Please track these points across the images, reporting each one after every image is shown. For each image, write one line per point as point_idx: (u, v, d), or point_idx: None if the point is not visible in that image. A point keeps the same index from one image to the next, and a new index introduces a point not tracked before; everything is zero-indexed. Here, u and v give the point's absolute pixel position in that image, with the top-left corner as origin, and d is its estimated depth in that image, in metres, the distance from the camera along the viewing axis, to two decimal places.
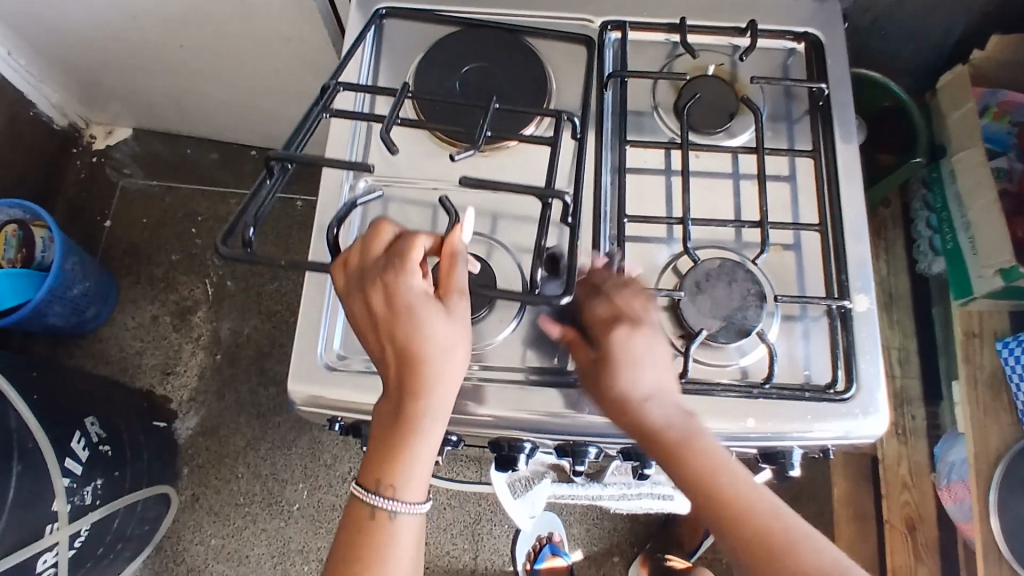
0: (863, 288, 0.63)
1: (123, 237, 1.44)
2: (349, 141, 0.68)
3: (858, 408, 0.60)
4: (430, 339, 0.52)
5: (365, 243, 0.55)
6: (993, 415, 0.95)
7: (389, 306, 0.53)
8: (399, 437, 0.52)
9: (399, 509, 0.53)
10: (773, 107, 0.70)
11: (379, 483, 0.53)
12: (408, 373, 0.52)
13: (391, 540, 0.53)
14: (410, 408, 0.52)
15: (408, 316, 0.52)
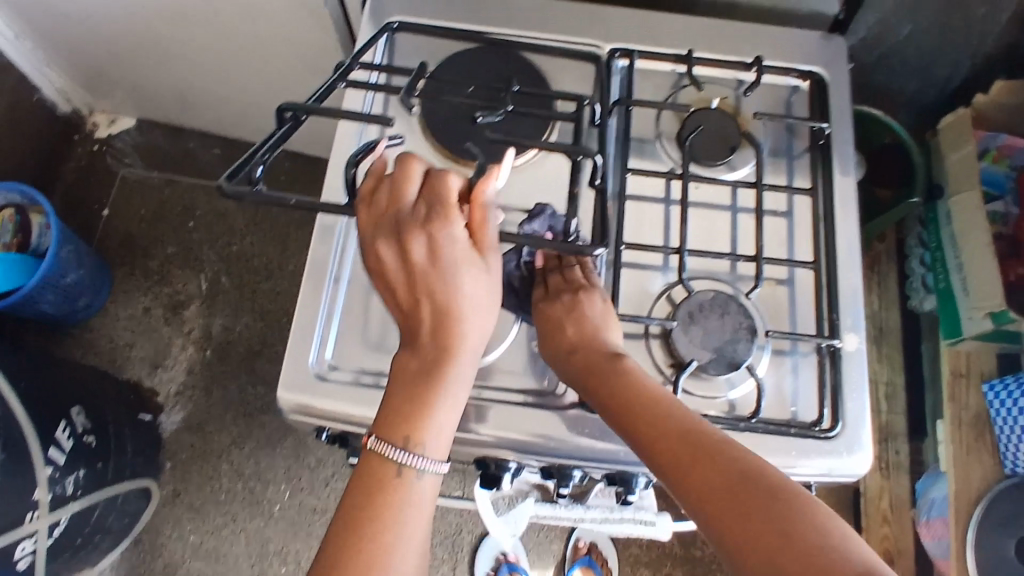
0: (853, 328, 0.64)
1: (120, 227, 1.43)
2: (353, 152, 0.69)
3: (843, 446, 0.61)
4: (469, 291, 0.53)
5: (395, 181, 0.54)
6: (977, 455, 0.97)
7: (431, 255, 0.52)
8: (432, 387, 0.52)
9: (427, 465, 0.52)
10: (775, 142, 0.71)
11: (408, 434, 0.51)
12: (445, 323, 0.52)
13: (412, 498, 0.52)
14: (445, 359, 0.52)
15: (449, 267, 0.52)
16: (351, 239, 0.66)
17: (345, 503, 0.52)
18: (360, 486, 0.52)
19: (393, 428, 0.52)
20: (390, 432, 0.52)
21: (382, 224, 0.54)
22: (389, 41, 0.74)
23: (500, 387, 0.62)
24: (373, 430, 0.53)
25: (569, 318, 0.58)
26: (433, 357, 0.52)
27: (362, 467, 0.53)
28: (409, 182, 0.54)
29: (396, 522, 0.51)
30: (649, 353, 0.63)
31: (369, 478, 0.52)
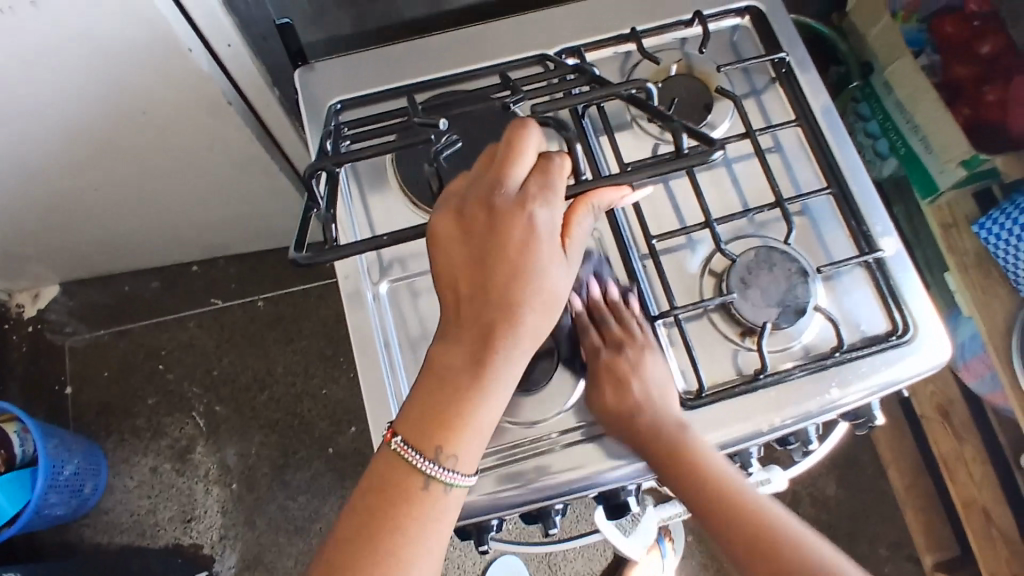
0: (886, 233, 0.65)
1: (90, 398, 1.35)
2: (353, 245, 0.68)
3: (924, 346, 0.62)
4: (551, 289, 0.51)
5: (510, 145, 0.52)
6: (991, 292, 1.00)
7: (524, 240, 0.51)
8: (478, 389, 0.49)
9: (455, 479, 0.50)
10: (740, 85, 0.72)
11: (441, 444, 0.49)
12: (509, 321, 0.50)
13: (437, 513, 0.50)
14: (495, 364, 0.50)
15: (535, 261, 0.51)
16: (390, 333, 0.66)
17: (361, 494, 0.51)
18: (381, 484, 0.50)
19: (429, 428, 0.50)
20: (422, 433, 0.50)
21: (476, 199, 0.52)
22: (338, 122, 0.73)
23: (582, 427, 0.61)
24: (405, 423, 0.51)
25: (631, 374, 0.59)
26: (487, 361, 0.49)
27: (384, 455, 0.51)
28: (521, 156, 0.52)
29: (411, 534, 0.49)
30: (716, 329, 0.63)
31: (394, 476, 0.50)
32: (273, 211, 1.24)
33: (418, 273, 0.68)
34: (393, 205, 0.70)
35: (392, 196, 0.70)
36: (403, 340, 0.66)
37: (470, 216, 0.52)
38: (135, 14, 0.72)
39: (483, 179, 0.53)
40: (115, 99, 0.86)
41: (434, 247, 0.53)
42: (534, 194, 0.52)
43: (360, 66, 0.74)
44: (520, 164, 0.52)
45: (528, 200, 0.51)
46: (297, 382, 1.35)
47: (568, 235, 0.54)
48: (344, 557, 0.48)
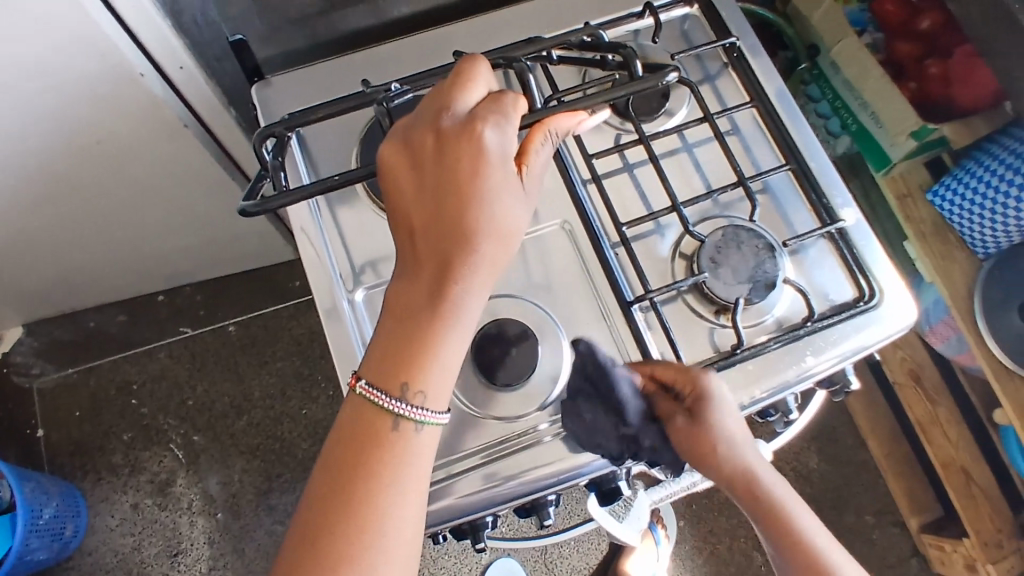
0: (846, 205, 0.67)
1: (62, 439, 1.31)
2: (327, 254, 0.68)
3: (891, 309, 0.64)
4: (503, 216, 0.51)
5: (456, 77, 0.52)
6: (950, 257, 1.04)
7: (475, 165, 0.50)
8: (439, 321, 0.49)
9: (426, 417, 0.49)
10: (694, 72, 0.74)
11: (408, 382, 0.49)
12: (466, 251, 0.50)
13: (410, 455, 0.49)
14: (455, 296, 0.50)
15: (487, 186, 0.51)
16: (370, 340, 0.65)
17: (332, 445, 0.50)
18: (348, 431, 0.50)
19: (393, 367, 0.50)
20: (389, 374, 0.50)
21: (422, 127, 0.51)
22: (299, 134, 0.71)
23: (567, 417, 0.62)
24: (370, 366, 0.51)
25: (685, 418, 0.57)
26: (447, 293, 0.49)
27: (351, 403, 0.51)
28: (473, 84, 0.52)
29: (389, 480, 0.48)
30: (691, 310, 0.64)
31: (366, 423, 0.50)
32: (238, 234, 1.23)
33: (392, 279, 0.68)
34: (363, 212, 0.70)
35: (361, 207, 0.70)
36: None
37: (416, 144, 0.51)
38: (84, 43, 0.71)
39: (430, 106, 0.52)
40: (69, 131, 0.84)
41: (384, 181, 0.53)
42: (485, 113, 0.51)
43: (316, 80, 0.74)
44: (469, 89, 0.52)
45: (477, 121, 0.50)
46: (275, 404, 1.33)
47: (525, 164, 0.53)
48: (321, 512, 0.48)
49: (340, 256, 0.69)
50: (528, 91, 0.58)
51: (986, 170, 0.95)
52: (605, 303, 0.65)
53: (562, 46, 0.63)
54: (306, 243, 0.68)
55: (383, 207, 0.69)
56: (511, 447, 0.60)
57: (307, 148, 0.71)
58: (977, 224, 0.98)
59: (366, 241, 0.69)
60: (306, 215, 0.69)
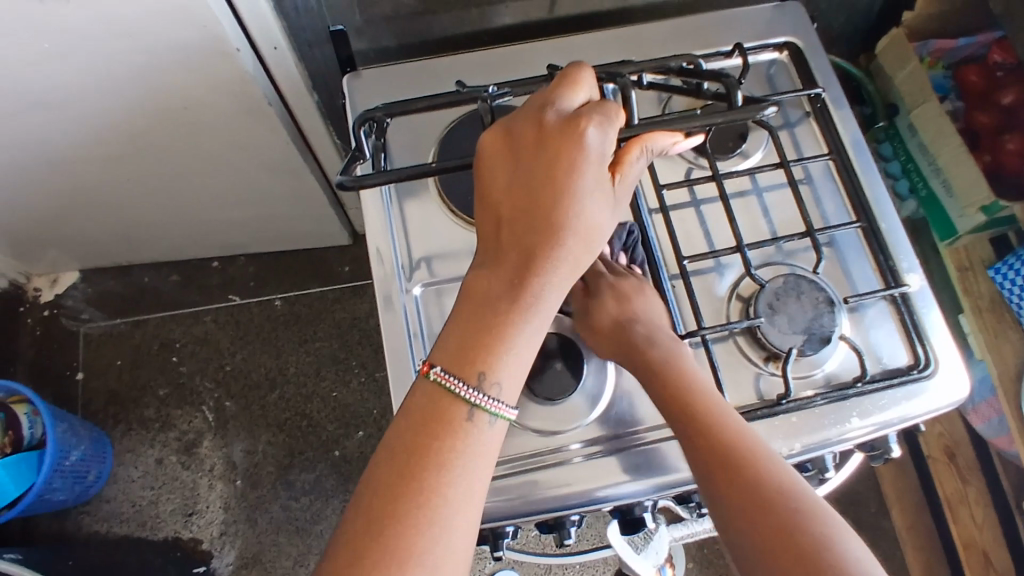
0: (911, 269, 0.67)
1: (100, 385, 1.36)
2: (392, 247, 0.70)
3: (943, 380, 0.63)
4: (589, 216, 0.53)
5: (564, 79, 0.55)
6: (1004, 336, 1.02)
7: (575, 159, 0.52)
8: (520, 312, 0.50)
9: (499, 411, 0.49)
10: (774, 117, 0.74)
11: (484, 372, 0.49)
12: (552, 244, 0.51)
13: (478, 445, 0.49)
14: (534, 291, 0.51)
15: (580, 183, 0.52)
16: (421, 337, 0.67)
17: (396, 431, 0.49)
18: (416, 417, 0.49)
19: (469, 354, 0.50)
20: (463, 362, 0.50)
21: (524, 120, 0.54)
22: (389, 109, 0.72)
23: (609, 437, 0.62)
24: (444, 354, 0.50)
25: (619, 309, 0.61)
26: (528, 286, 0.51)
27: (420, 389, 0.50)
28: (577, 88, 0.54)
29: (456, 471, 0.47)
30: (741, 353, 0.64)
31: (434, 411, 0.49)
32: (297, 216, 1.26)
33: (448, 279, 0.69)
34: (432, 209, 0.72)
35: (432, 207, 0.72)
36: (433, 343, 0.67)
37: (517, 137, 0.53)
38: (189, 14, 0.75)
39: (534, 103, 0.54)
40: (159, 94, 0.88)
41: (479, 167, 0.55)
42: (589, 112, 0.52)
43: (404, 76, 0.76)
44: (574, 93, 0.54)
45: (582, 118, 0.52)
46: (308, 383, 1.35)
47: (618, 172, 0.55)
48: (380, 495, 0.47)
49: (404, 251, 0.70)
50: (626, 105, 0.59)
51: None
52: None
53: (657, 71, 0.64)
54: (376, 233, 0.70)
55: (451, 208, 0.71)
56: (545, 461, 0.61)
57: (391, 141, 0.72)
58: None
59: (429, 240, 0.71)
60: (377, 209, 0.71)
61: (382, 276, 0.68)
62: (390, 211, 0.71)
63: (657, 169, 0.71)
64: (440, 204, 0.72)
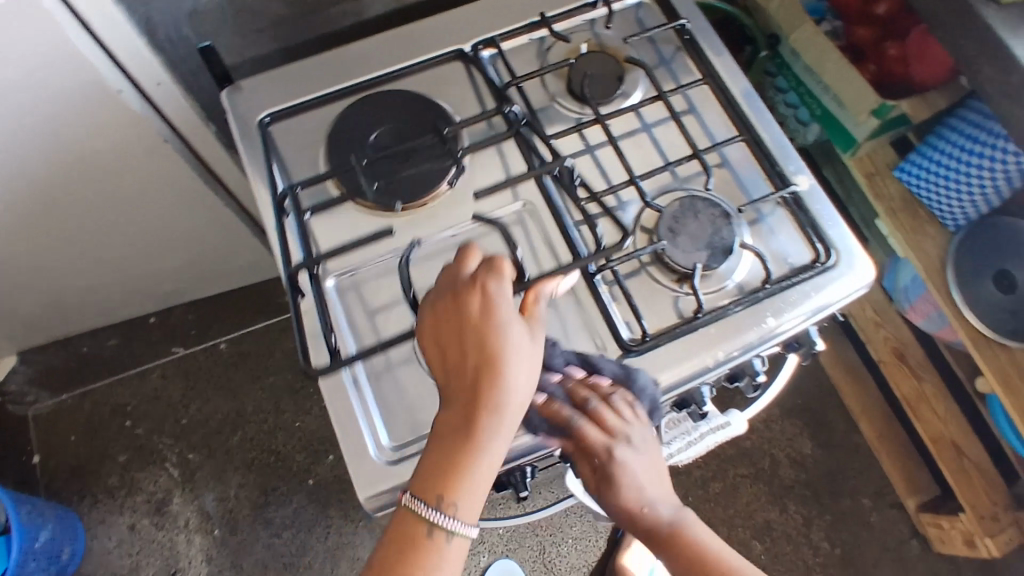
0: (798, 171, 0.69)
1: (60, 463, 1.32)
2: (292, 239, 0.66)
3: (845, 266, 0.65)
4: (517, 345, 0.53)
5: (463, 255, 0.57)
6: (921, 231, 1.07)
7: (484, 310, 0.53)
8: (466, 447, 0.51)
9: (457, 526, 0.51)
10: (649, 55, 0.76)
11: (442, 493, 0.51)
12: (487, 382, 0.52)
13: (441, 561, 0.51)
14: (484, 428, 0.51)
15: (497, 323, 0.53)
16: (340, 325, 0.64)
17: (381, 550, 0.52)
18: (394, 542, 0.51)
19: (433, 483, 0.51)
20: (429, 485, 0.51)
21: (442, 294, 0.56)
22: (269, 173, 0.69)
23: None
24: (415, 485, 0.52)
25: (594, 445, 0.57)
26: (474, 426, 0.51)
27: (402, 514, 0.52)
28: (472, 258, 0.57)
29: None
30: (653, 280, 0.66)
31: (405, 541, 0.51)
32: (225, 252, 1.25)
33: (359, 262, 0.66)
34: (326, 197, 0.69)
35: (326, 194, 0.70)
36: (351, 321, 0.64)
37: (438, 308, 0.56)
38: (61, 63, 0.74)
39: (445, 276, 0.57)
40: (52, 153, 0.87)
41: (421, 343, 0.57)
42: (484, 274, 0.55)
43: (286, 78, 0.74)
44: (471, 257, 0.57)
45: (478, 279, 0.55)
46: (269, 419, 1.34)
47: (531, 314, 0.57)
48: None
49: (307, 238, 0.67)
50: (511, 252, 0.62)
51: (952, 145, 0.99)
52: (569, 280, 0.66)
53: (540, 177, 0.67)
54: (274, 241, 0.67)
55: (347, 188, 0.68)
56: None
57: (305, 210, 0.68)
58: (947, 196, 1.02)
59: (331, 228, 0.68)
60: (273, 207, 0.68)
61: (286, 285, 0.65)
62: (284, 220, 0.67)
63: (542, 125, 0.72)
64: (335, 189, 0.69)
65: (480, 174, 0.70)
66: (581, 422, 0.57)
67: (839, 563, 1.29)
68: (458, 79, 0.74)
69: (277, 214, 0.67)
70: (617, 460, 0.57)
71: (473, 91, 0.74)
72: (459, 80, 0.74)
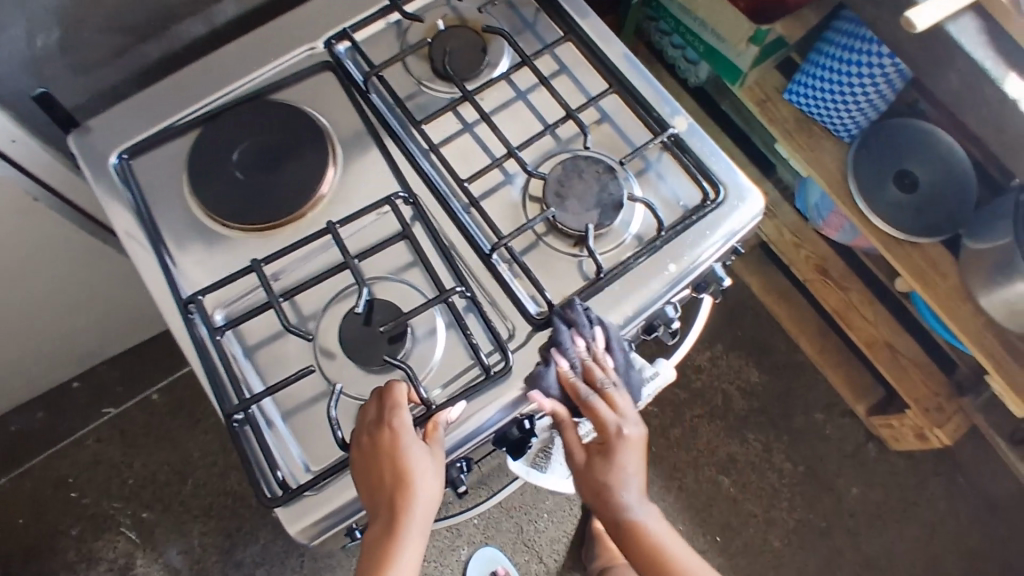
0: (675, 114, 0.69)
1: (8, 550, 1.26)
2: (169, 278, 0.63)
3: (734, 200, 0.66)
4: (422, 468, 0.55)
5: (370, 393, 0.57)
6: (818, 148, 1.08)
7: (392, 443, 0.54)
8: (388, 550, 0.55)
9: None
10: (510, 22, 0.74)
11: None
12: (399, 500, 0.54)
13: None
14: (401, 534, 0.55)
15: (405, 451, 0.54)
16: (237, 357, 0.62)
17: None
18: None
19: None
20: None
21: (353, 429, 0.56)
22: (168, 278, 0.62)
23: (460, 376, 0.61)
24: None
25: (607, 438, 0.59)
26: (393, 535, 0.55)
27: None
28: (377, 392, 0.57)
29: None
30: (551, 249, 0.65)
31: None
32: (135, 300, 1.20)
33: (241, 292, 0.63)
34: (200, 227, 0.65)
35: (197, 225, 0.65)
36: (246, 349, 0.62)
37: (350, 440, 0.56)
38: None
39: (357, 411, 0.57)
40: None
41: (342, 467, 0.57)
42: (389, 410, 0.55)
43: (134, 108, 0.69)
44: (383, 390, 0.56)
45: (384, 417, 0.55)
46: (219, 460, 1.30)
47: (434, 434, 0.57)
48: None
49: (187, 274, 0.63)
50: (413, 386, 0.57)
51: (831, 59, 0.99)
52: (467, 267, 0.64)
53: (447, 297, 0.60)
54: (153, 278, 0.63)
55: (213, 215, 0.64)
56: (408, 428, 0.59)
57: (214, 306, 0.62)
58: (835, 108, 1.03)
59: (209, 259, 0.64)
60: (143, 246, 0.64)
61: (174, 322, 0.61)
62: (162, 254, 0.63)
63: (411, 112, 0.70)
64: (207, 219, 0.65)
65: (358, 172, 0.67)
66: (593, 401, 0.59)
67: (804, 481, 1.33)
68: (318, 79, 0.71)
69: (189, 331, 0.60)
70: (624, 439, 0.59)
71: (337, 88, 0.71)
72: (318, 80, 0.71)
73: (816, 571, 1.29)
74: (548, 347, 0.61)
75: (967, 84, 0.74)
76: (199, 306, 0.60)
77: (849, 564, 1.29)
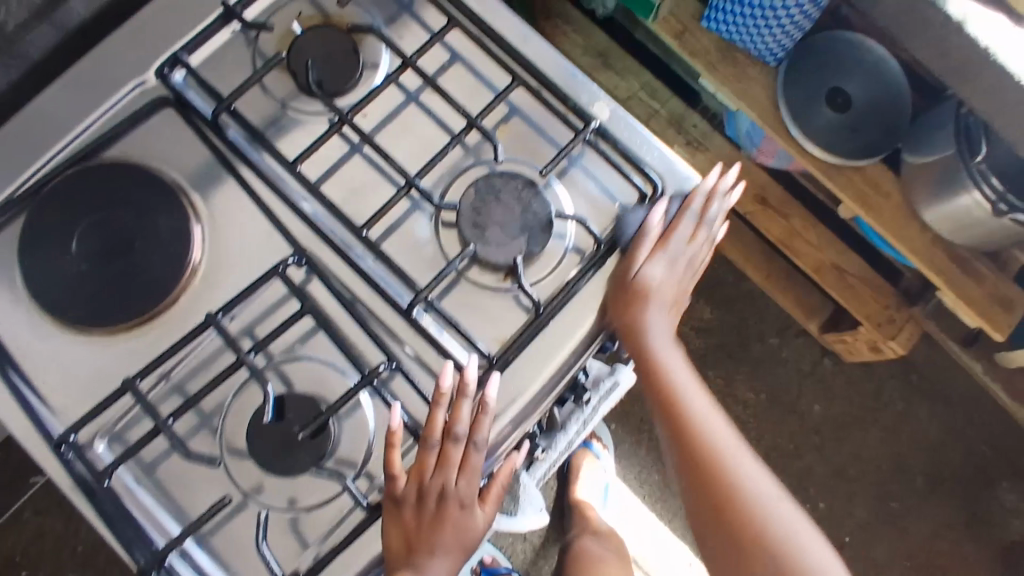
0: (595, 99, 0.59)
1: None
2: (31, 407, 0.53)
3: (675, 193, 0.58)
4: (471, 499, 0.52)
5: (448, 406, 0.51)
6: (746, 76, 1.00)
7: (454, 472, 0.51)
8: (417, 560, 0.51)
9: None
10: (383, 9, 0.61)
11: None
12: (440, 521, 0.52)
13: None
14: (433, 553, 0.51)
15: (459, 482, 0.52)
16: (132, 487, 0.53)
17: None
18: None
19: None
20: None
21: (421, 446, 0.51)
22: (28, 416, 0.52)
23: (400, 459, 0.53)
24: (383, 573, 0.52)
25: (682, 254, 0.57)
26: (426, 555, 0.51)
27: None
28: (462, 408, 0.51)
29: None
30: (478, 287, 0.56)
31: None
32: None
33: (119, 415, 0.53)
34: (50, 338, 0.54)
35: (49, 335, 0.54)
36: (141, 475, 0.53)
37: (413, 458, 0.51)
38: None
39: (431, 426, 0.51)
40: None
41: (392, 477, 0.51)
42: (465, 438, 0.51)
43: None
44: (442, 409, 0.51)
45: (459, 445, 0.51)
46: None
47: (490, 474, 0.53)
48: None
49: (51, 396, 0.53)
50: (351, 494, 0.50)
51: None
52: (384, 325, 0.55)
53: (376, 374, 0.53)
54: (10, 413, 0.53)
55: (68, 322, 0.54)
56: (350, 525, 0.52)
57: (92, 437, 0.53)
58: (759, 32, 0.94)
59: (72, 373, 0.54)
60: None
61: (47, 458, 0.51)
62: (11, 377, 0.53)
63: (279, 144, 0.58)
64: (56, 326, 0.54)
65: (232, 233, 0.56)
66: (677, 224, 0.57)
67: (769, 407, 1.33)
68: (158, 121, 0.58)
69: (69, 477, 0.52)
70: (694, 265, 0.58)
71: (181, 127, 0.58)
72: (157, 122, 0.58)
73: (789, 492, 1.32)
74: (492, 406, 0.53)
75: (905, 5, 0.68)
76: (74, 446, 0.52)
77: (820, 479, 1.32)
